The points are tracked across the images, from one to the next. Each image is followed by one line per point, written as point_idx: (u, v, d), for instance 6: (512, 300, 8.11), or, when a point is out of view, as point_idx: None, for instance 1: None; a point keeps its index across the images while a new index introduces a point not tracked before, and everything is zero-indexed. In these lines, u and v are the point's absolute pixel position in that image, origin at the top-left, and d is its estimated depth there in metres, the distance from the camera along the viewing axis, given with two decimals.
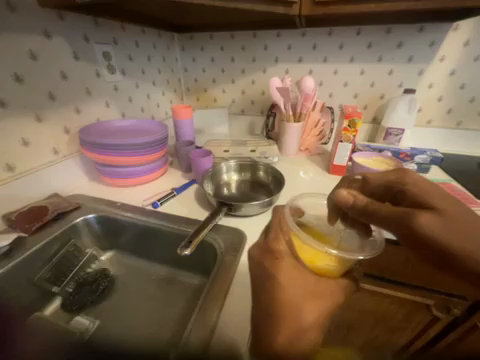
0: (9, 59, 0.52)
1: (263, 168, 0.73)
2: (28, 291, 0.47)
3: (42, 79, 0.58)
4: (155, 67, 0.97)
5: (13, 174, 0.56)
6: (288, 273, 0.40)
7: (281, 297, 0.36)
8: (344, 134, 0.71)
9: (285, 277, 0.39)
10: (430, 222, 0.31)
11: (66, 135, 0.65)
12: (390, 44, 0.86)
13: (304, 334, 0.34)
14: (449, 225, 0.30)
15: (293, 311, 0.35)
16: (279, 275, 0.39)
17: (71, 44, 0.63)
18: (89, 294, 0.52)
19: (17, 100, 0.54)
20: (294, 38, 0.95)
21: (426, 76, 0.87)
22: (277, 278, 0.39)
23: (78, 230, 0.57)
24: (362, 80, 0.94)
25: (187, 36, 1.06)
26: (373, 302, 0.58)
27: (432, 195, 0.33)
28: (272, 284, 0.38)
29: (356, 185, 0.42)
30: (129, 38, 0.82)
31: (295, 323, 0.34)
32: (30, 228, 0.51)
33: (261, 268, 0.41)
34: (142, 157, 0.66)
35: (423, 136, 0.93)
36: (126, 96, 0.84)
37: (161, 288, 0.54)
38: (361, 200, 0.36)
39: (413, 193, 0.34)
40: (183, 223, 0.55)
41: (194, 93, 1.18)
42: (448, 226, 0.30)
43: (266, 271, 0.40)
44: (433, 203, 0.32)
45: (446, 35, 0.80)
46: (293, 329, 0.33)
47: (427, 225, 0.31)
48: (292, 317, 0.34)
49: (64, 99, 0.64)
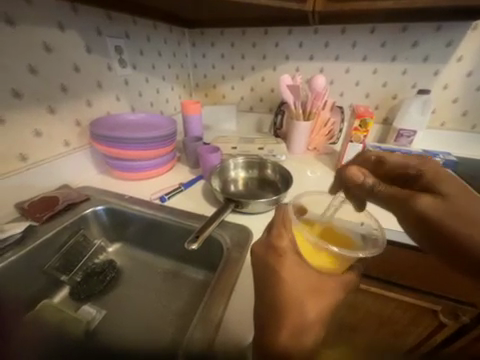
0: (25, 50, 0.53)
1: (270, 166, 0.73)
2: (37, 278, 0.49)
3: (55, 71, 0.59)
4: (165, 62, 0.98)
5: (26, 164, 0.57)
6: (294, 267, 0.33)
7: (286, 292, 0.30)
8: (355, 134, 0.70)
9: (291, 272, 0.32)
10: (430, 205, 0.31)
11: (77, 127, 0.66)
12: (404, 43, 0.84)
13: (313, 333, 0.28)
14: (452, 212, 0.30)
15: (300, 308, 0.29)
16: (283, 271, 0.32)
17: (84, 37, 0.64)
18: (97, 284, 0.53)
19: (31, 91, 0.55)
20: (305, 36, 0.93)
21: (441, 77, 0.85)
22: (280, 273, 0.31)
23: (87, 221, 0.58)
24: (375, 79, 0.92)
25: (197, 31, 1.06)
26: (377, 304, 0.62)
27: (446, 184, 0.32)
28: (275, 280, 0.31)
29: (371, 165, 0.41)
30: (141, 33, 0.83)
31: (303, 321, 0.28)
32: (41, 217, 0.52)
33: (260, 262, 0.33)
34: (151, 151, 0.67)
35: (435, 138, 0.91)
36: (136, 91, 0.85)
37: (166, 282, 0.55)
38: (370, 179, 0.36)
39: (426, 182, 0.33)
40: (190, 218, 0.56)
41: (203, 89, 1.18)
42: (448, 211, 0.30)
43: (268, 265, 0.32)
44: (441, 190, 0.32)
45: (464, 34, 0.78)
46: (300, 327, 0.28)
47: (427, 210, 0.31)
48: (298, 315, 0.28)
49: (76, 91, 0.64)
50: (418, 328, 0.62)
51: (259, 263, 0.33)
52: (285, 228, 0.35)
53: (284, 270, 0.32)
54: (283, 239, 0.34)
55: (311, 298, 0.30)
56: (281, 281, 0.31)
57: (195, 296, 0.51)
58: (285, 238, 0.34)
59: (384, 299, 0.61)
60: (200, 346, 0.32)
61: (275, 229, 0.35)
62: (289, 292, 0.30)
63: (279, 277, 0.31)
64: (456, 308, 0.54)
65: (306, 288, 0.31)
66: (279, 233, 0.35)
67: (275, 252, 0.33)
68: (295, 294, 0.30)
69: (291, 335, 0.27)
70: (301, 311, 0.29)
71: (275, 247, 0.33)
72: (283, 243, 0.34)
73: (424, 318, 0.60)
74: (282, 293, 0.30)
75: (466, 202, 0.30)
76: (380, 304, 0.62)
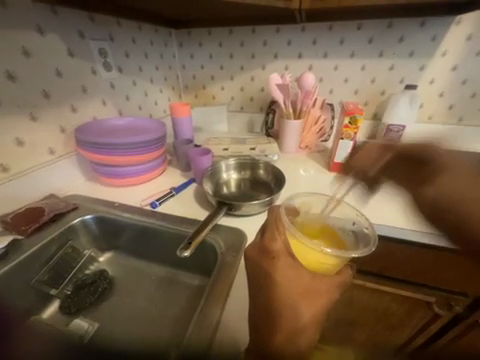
0: (1, 55, 0.50)
1: (263, 167, 0.72)
2: (24, 294, 0.47)
3: (35, 76, 0.57)
4: (152, 64, 0.96)
5: (8, 175, 0.54)
6: (288, 270, 0.32)
7: (281, 298, 0.30)
8: (345, 131, 0.70)
9: (286, 276, 0.31)
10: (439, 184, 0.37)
11: (62, 134, 0.64)
12: (391, 38, 0.85)
13: (306, 336, 0.29)
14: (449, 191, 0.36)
15: (294, 313, 0.30)
16: (277, 276, 0.31)
17: (65, 41, 0.62)
18: (88, 296, 0.52)
19: (10, 98, 0.53)
20: (293, 33, 0.93)
21: (427, 72, 0.86)
22: (275, 279, 0.31)
23: (75, 231, 0.56)
24: (363, 76, 0.92)
25: (184, 31, 1.04)
26: (373, 299, 0.62)
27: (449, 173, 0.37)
28: (270, 285, 0.31)
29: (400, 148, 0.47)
30: (126, 34, 0.80)
31: (296, 325, 0.29)
32: (27, 230, 0.50)
33: (254, 267, 0.32)
34: (140, 156, 0.65)
35: (423, 132, 0.93)
36: (123, 94, 0.82)
37: (161, 288, 0.54)
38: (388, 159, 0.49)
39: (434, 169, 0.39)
40: (182, 223, 0.54)
41: (193, 90, 1.16)
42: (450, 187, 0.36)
43: (262, 269, 0.32)
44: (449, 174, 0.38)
45: (448, 29, 0.79)
46: (293, 331, 0.29)
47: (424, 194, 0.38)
48: (292, 318, 0.29)
49: (59, 97, 0.62)
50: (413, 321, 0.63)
51: (254, 267, 0.32)
52: (278, 230, 0.34)
53: (278, 274, 0.31)
54: (276, 242, 0.33)
55: (305, 301, 0.30)
56: (276, 287, 0.30)
57: (191, 301, 0.51)
58: (278, 241, 0.33)
59: (380, 293, 0.61)
60: (199, 349, 0.31)
61: (268, 232, 0.34)
62: (284, 297, 0.30)
63: (274, 283, 0.31)
64: (449, 297, 0.56)
65: (301, 293, 0.31)
66: (272, 236, 0.34)
67: (268, 256, 0.32)
68: (290, 298, 0.30)
69: (285, 340, 0.28)
70: (294, 315, 0.29)
71: (269, 250, 0.32)
72: (277, 245, 0.33)
73: (419, 310, 0.60)
74: (276, 297, 0.30)
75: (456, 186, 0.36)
76: (376, 298, 0.62)
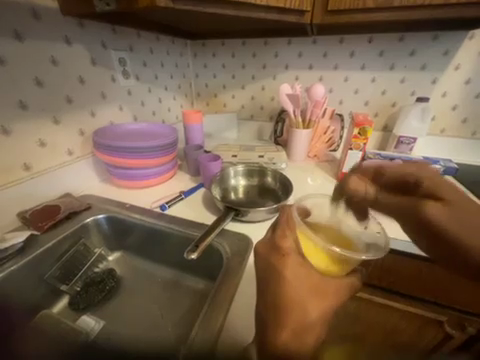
0: (32, 63, 0.54)
1: (271, 174, 0.73)
2: (37, 288, 0.49)
3: (60, 83, 0.61)
4: (168, 72, 1.00)
5: (29, 174, 0.58)
6: (297, 268, 0.32)
7: (289, 294, 0.29)
8: (354, 142, 0.71)
9: (294, 272, 0.31)
10: (434, 213, 0.33)
11: (80, 137, 0.68)
12: (402, 52, 0.85)
13: (313, 336, 0.27)
14: (453, 219, 0.32)
15: (302, 309, 0.29)
16: (286, 271, 0.31)
17: (89, 51, 0.66)
18: (96, 294, 0.53)
19: (37, 102, 0.57)
20: (304, 46, 0.95)
21: (439, 85, 0.86)
22: (284, 274, 0.31)
23: (88, 229, 0.58)
24: (373, 88, 0.93)
25: (199, 43, 1.09)
26: (380, 314, 0.61)
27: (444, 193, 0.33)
28: (278, 280, 0.31)
29: (370, 174, 0.40)
30: (144, 45, 0.85)
31: (306, 321, 0.28)
32: (43, 226, 0.53)
33: (264, 263, 0.33)
34: (152, 161, 0.68)
35: (436, 145, 0.91)
36: (138, 100, 0.86)
37: (166, 291, 0.55)
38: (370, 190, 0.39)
39: (428, 190, 0.34)
40: (190, 226, 0.56)
41: (205, 98, 1.20)
42: (450, 216, 0.32)
43: (272, 265, 0.32)
44: (443, 196, 0.33)
45: (461, 43, 0.79)
46: (301, 328, 0.27)
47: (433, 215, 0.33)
48: (300, 315, 0.28)
49: (80, 102, 0.66)
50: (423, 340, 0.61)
51: (263, 262, 0.33)
52: (289, 228, 0.35)
53: (287, 270, 0.31)
54: (287, 239, 0.34)
55: (314, 298, 0.30)
56: (285, 282, 0.30)
57: (194, 306, 0.51)
58: (288, 238, 0.34)
59: (387, 309, 0.59)
60: (201, 351, 0.32)
61: (279, 230, 0.35)
62: (291, 293, 0.29)
63: (282, 278, 0.31)
64: (462, 318, 0.53)
65: (309, 290, 0.30)
66: (283, 234, 0.34)
67: (278, 252, 0.33)
68: (297, 295, 0.29)
69: (293, 338, 0.26)
70: (303, 312, 0.28)
71: (279, 246, 0.33)
72: (287, 243, 0.34)
73: (429, 330, 0.58)
74: (284, 293, 0.29)
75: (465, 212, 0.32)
76: (383, 313, 0.61)
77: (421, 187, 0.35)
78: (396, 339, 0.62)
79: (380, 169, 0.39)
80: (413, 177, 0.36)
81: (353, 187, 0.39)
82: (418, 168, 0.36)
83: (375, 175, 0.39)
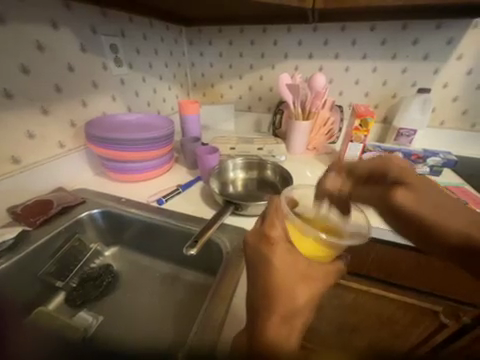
0: (16, 49, 0.51)
1: (270, 167, 0.72)
2: (32, 285, 0.47)
3: (47, 70, 0.57)
4: (162, 60, 0.96)
5: (18, 167, 0.55)
6: (287, 257, 0.31)
7: (279, 283, 0.29)
8: (355, 134, 0.70)
9: (283, 260, 0.31)
10: (404, 198, 0.35)
11: (72, 128, 0.65)
12: (405, 41, 0.83)
13: (301, 320, 0.28)
14: (420, 203, 0.34)
15: (290, 297, 0.28)
16: (275, 260, 0.30)
17: (78, 36, 0.62)
18: (93, 289, 0.52)
19: (24, 91, 0.53)
20: (304, 33, 0.92)
21: (441, 76, 0.84)
22: (273, 262, 0.30)
23: (82, 225, 0.56)
24: (374, 78, 0.91)
25: (195, 29, 1.04)
26: (378, 305, 0.61)
27: (409, 177, 0.36)
28: (265, 269, 0.30)
29: (343, 172, 0.42)
30: (137, 31, 0.81)
31: (294, 308, 0.27)
32: (35, 221, 0.51)
33: (252, 253, 0.31)
34: (146, 151, 0.65)
35: (435, 137, 0.90)
36: (133, 90, 0.83)
37: (163, 285, 0.54)
38: (347, 188, 0.41)
39: (395, 178, 0.36)
40: (188, 221, 0.54)
41: (201, 88, 1.16)
42: (419, 200, 0.35)
43: (262, 255, 0.31)
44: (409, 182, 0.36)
45: (464, 32, 0.77)
46: (290, 314, 0.27)
47: (401, 201, 0.35)
48: (288, 302, 0.27)
49: (70, 91, 0.63)
50: (418, 330, 0.61)
51: (252, 252, 0.32)
52: (278, 218, 0.33)
53: (276, 258, 0.30)
54: (275, 229, 0.32)
55: (302, 284, 0.29)
56: (273, 270, 0.29)
57: (192, 300, 0.50)
58: (277, 227, 0.32)
59: (384, 299, 0.60)
60: (202, 349, 0.31)
61: (268, 219, 0.33)
62: (280, 283, 0.29)
63: (272, 267, 0.30)
64: (457, 307, 0.54)
65: (298, 276, 0.30)
66: (271, 223, 0.33)
67: (267, 242, 0.31)
68: (287, 282, 0.29)
69: (282, 324, 0.26)
70: (291, 298, 0.28)
71: (268, 236, 0.32)
72: (276, 232, 0.32)
73: (425, 319, 0.59)
74: (274, 281, 0.29)
75: (430, 189, 0.35)
76: (381, 304, 0.61)
77: (389, 178, 0.37)
78: (392, 329, 0.63)
79: (352, 166, 0.41)
80: (381, 169, 0.38)
81: (329, 184, 0.41)
82: (386, 160, 0.38)
83: (349, 169, 0.42)
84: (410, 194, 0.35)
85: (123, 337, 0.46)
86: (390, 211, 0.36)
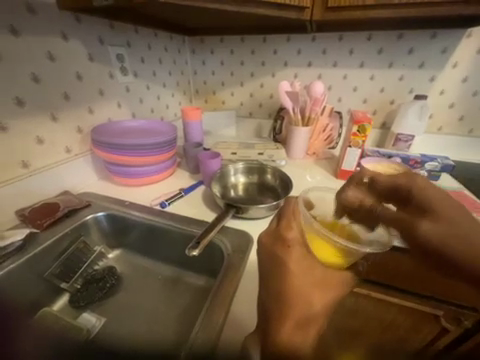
0: (29, 59, 0.54)
1: (271, 172, 0.73)
2: (38, 286, 0.49)
3: (57, 79, 0.60)
4: (166, 69, 0.99)
5: (27, 171, 0.57)
6: (301, 260, 0.32)
7: (293, 286, 0.29)
8: (353, 139, 0.71)
9: (297, 264, 0.31)
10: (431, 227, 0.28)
11: (79, 134, 0.67)
12: (401, 49, 0.86)
13: (316, 326, 0.28)
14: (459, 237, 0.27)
15: (305, 301, 0.28)
16: (289, 263, 0.31)
17: (87, 46, 0.65)
18: (96, 291, 0.53)
19: (34, 99, 0.56)
20: (303, 43, 0.95)
21: (437, 83, 0.86)
22: (286, 265, 0.31)
23: (87, 227, 0.58)
24: (372, 85, 0.93)
25: (197, 39, 1.08)
26: (379, 310, 0.61)
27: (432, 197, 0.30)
28: (282, 273, 0.30)
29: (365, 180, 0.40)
30: (142, 41, 0.84)
31: (308, 313, 0.28)
32: (42, 224, 0.52)
33: (268, 256, 0.33)
34: (152, 157, 0.67)
35: (433, 142, 0.92)
36: (137, 97, 0.86)
37: (167, 288, 0.55)
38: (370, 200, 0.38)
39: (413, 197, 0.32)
40: (190, 223, 0.56)
41: (203, 95, 1.19)
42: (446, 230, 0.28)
43: (278, 257, 0.32)
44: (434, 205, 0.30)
45: (458, 41, 0.80)
46: (305, 320, 0.27)
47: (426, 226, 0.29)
48: (303, 306, 0.28)
49: (78, 99, 0.65)
50: None
51: (268, 254, 0.33)
52: (295, 220, 0.35)
53: (290, 261, 0.31)
54: (291, 231, 0.34)
55: (317, 289, 0.30)
56: (288, 273, 0.30)
57: (195, 302, 0.51)
58: (294, 229, 0.34)
59: (385, 303, 0.60)
60: (204, 346, 0.32)
61: (284, 221, 0.35)
62: (294, 287, 0.29)
63: (287, 269, 0.31)
64: None
65: (312, 282, 0.30)
66: (288, 225, 0.34)
67: (282, 245, 0.33)
68: (301, 286, 0.29)
69: (296, 329, 0.27)
70: (307, 303, 0.28)
71: (283, 238, 0.33)
72: (292, 234, 0.34)
73: None
74: (289, 286, 0.29)
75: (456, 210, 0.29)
76: (382, 308, 0.61)
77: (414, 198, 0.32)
78: None
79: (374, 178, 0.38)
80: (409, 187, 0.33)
81: (349, 194, 0.40)
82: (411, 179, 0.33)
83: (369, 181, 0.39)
84: (420, 235, 0.29)
85: (124, 336, 0.47)
86: (407, 231, 0.31)
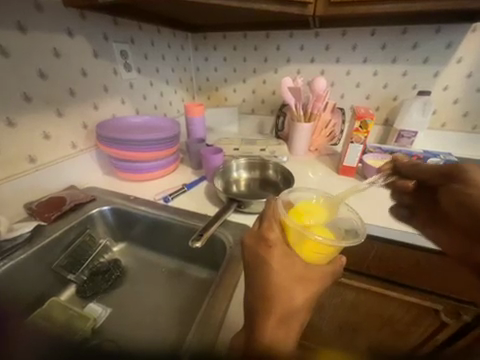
0: (36, 56, 0.55)
1: (272, 167, 0.74)
2: (45, 277, 0.50)
3: (63, 76, 0.61)
4: (169, 66, 1.00)
5: (34, 166, 0.58)
6: (283, 259, 0.33)
7: (276, 284, 0.30)
8: (355, 135, 0.71)
9: (280, 262, 0.32)
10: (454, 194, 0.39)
11: (83, 130, 0.68)
12: (405, 44, 0.85)
13: (297, 322, 0.29)
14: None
15: (287, 299, 0.29)
16: (272, 262, 0.32)
17: (91, 43, 0.66)
18: (102, 282, 0.54)
19: (41, 95, 0.57)
20: (307, 38, 0.95)
21: (441, 78, 0.85)
22: (270, 264, 0.31)
23: (93, 221, 0.59)
24: (375, 81, 0.93)
25: (200, 36, 1.08)
26: (378, 304, 0.62)
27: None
28: (265, 271, 0.31)
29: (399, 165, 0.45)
30: (145, 38, 0.85)
31: (290, 309, 0.29)
32: (49, 217, 0.54)
33: (250, 255, 0.33)
34: (152, 153, 0.68)
35: (436, 139, 0.91)
36: (141, 93, 0.86)
37: (169, 281, 0.56)
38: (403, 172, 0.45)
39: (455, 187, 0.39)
40: (193, 217, 0.57)
41: (206, 92, 1.19)
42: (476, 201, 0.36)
43: (259, 257, 0.32)
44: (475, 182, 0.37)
45: (463, 36, 0.79)
46: (286, 317, 0.28)
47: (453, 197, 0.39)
48: (286, 303, 0.29)
49: (83, 95, 0.66)
50: (419, 328, 0.61)
51: (250, 255, 0.33)
52: (276, 221, 0.35)
53: (273, 260, 0.32)
54: (273, 231, 0.34)
55: (299, 287, 0.31)
56: (271, 272, 0.31)
57: (197, 295, 0.52)
58: (275, 230, 0.34)
59: (385, 298, 0.60)
60: (201, 345, 0.33)
61: (266, 222, 0.35)
62: (277, 285, 0.30)
63: (270, 268, 0.31)
64: (457, 306, 0.55)
65: (294, 279, 0.31)
66: (269, 225, 0.35)
67: (265, 244, 0.33)
68: (284, 284, 0.30)
69: (278, 326, 0.27)
70: (290, 300, 0.29)
71: (266, 238, 0.33)
72: (273, 234, 0.34)
73: (426, 317, 0.59)
74: (273, 284, 0.30)
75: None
76: (381, 303, 0.61)
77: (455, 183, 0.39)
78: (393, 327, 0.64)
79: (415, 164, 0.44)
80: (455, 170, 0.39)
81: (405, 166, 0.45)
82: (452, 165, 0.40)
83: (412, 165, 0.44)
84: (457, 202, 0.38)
85: (119, 329, 0.48)
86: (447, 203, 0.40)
